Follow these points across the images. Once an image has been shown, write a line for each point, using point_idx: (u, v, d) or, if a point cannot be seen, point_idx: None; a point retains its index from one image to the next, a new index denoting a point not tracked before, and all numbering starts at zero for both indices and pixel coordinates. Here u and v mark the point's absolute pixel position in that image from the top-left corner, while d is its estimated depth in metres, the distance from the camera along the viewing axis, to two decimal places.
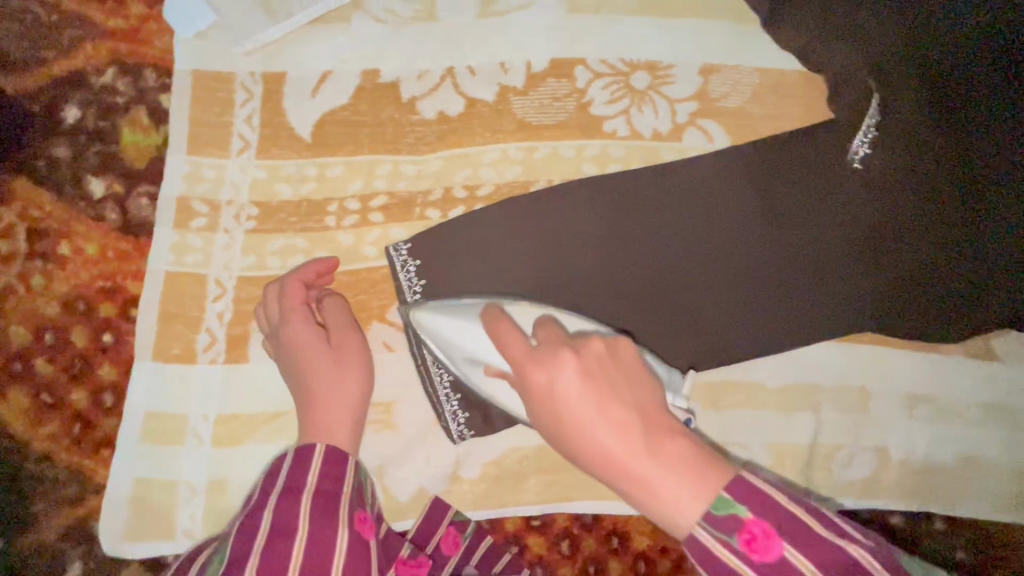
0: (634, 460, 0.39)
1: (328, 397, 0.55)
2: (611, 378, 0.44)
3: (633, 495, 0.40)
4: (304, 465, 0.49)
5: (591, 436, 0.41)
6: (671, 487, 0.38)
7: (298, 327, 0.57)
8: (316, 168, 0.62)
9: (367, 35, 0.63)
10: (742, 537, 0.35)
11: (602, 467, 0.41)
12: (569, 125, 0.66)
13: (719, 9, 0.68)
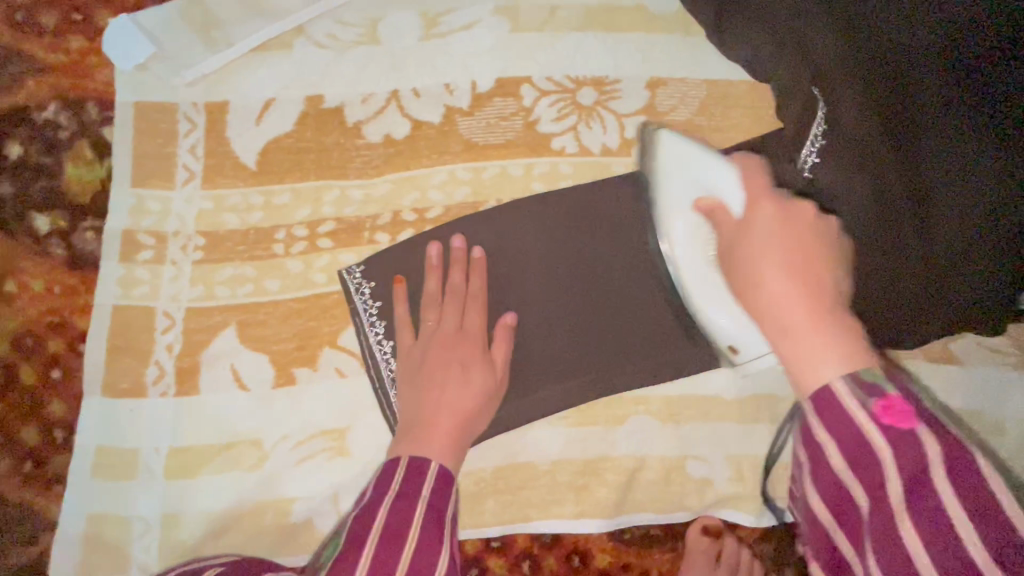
0: (801, 312, 0.40)
1: (442, 412, 0.55)
2: (803, 244, 0.44)
3: (779, 347, 0.40)
4: (421, 474, 0.50)
5: (775, 284, 0.42)
6: (824, 343, 0.38)
7: (432, 347, 0.58)
8: (261, 196, 0.62)
9: (310, 62, 0.63)
10: (880, 402, 0.35)
11: (766, 317, 0.42)
12: (517, 143, 0.65)
13: (664, 23, 0.68)
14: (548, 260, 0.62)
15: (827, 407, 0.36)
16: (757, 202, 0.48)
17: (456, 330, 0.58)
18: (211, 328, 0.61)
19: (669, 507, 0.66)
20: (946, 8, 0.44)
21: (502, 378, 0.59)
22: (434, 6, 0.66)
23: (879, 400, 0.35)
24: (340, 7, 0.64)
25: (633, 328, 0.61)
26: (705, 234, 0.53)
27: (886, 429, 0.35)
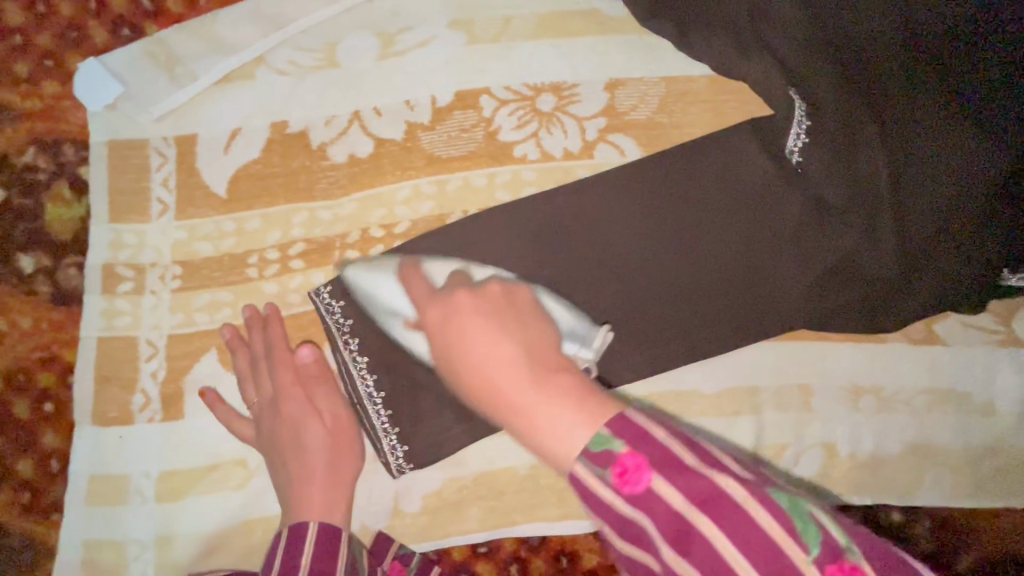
0: (519, 380, 0.40)
1: (309, 466, 0.58)
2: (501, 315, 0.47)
3: (537, 424, 0.38)
4: (299, 540, 0.51)
5: (495, 358, 0.43)
6: (563, 412, 0.37)
7: (278, 409, 0.60)
8: (234, 223, 0.64)
9: (273, 89, 0.65)
10: (616, 470, 0.34)
11: (503, 402, 0.40)
12: (479, 154, 0.66)
13: (617, 26, 0.69)
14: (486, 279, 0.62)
15: (586, 493, 0.34)
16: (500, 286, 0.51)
17: (272, 395, 0.60)
18: (193, 354, 0.63)
19: None
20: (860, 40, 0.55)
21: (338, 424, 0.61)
22: (389, 25, 0.67)
23: (615, 467, 0.34)
24: (299, 34, 0.66)
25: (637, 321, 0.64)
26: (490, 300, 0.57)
27: (634, 498, 0.33)
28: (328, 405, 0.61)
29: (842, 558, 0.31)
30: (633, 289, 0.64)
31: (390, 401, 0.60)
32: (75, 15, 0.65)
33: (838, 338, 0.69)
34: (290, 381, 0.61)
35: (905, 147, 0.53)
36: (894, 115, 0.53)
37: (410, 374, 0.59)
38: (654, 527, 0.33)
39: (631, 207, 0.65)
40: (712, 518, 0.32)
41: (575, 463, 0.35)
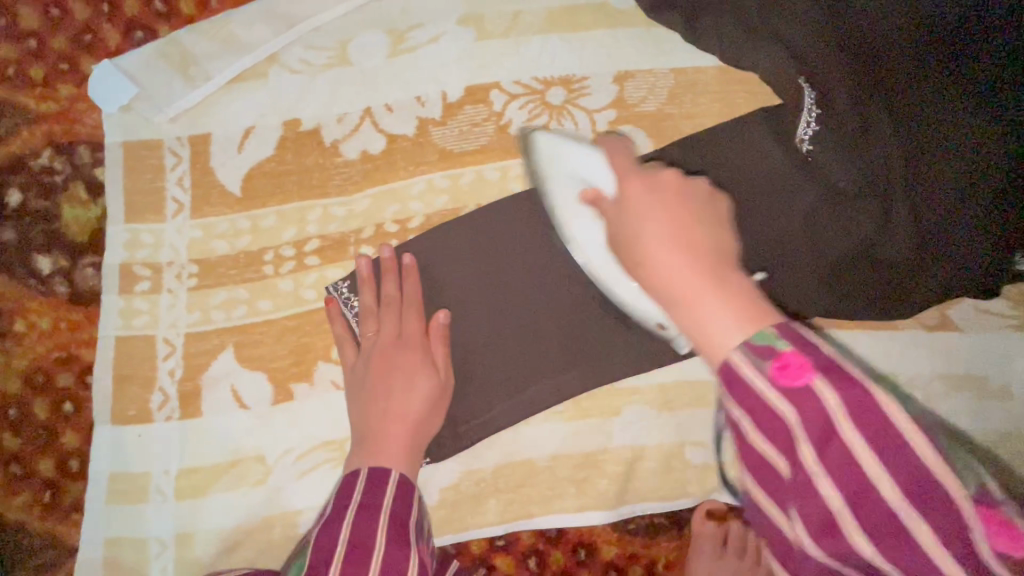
0: (688, 276, 0.40)
1: (390, 420, 0.57)
2: (694, 213, 0.46)
3: (682, 322, 0.39)
4: (381, 484, 0.52)
5: (659, 261, 0.42)
6: (717, 303, 0.37)
7: (371, 358, 0.60)
8: (249, 221, 0.64)
9: (286, 88, 0.66)
10: (776, 362, 0.33)
11: (663, 288, 0.41)
12: (491, 148, 0.67)
13: (625, 19, 0.70)
14: (493, 269, 0.63)
15: (737, 381, 0.34)
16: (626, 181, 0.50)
17: (396, 337, 0.60)
18: (210, 352, 0.63)
19: (671, 494, 0.66)
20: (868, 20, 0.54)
21: (446, 382, 0.60)
22: (399, 23, 0.68)
23: (776, 359, 0.33)
24: (310, 33, 0.66)
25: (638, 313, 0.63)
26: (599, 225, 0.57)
27: (788, 392, 0.33)
28: (446, 360, 0.60)
29: (994, 505, 0.31)
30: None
31: None
32: (89, 18, 0.66)
33: (851, 327, 0.69)
34: (418, 333, 0.60)
35: (917, 126, 0.53)
36: (903, 99, 0.53)
37: None
38: (802, 428, 0.33)
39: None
40: (859, 425, 0.32)
41: (733, 352, 0.34)
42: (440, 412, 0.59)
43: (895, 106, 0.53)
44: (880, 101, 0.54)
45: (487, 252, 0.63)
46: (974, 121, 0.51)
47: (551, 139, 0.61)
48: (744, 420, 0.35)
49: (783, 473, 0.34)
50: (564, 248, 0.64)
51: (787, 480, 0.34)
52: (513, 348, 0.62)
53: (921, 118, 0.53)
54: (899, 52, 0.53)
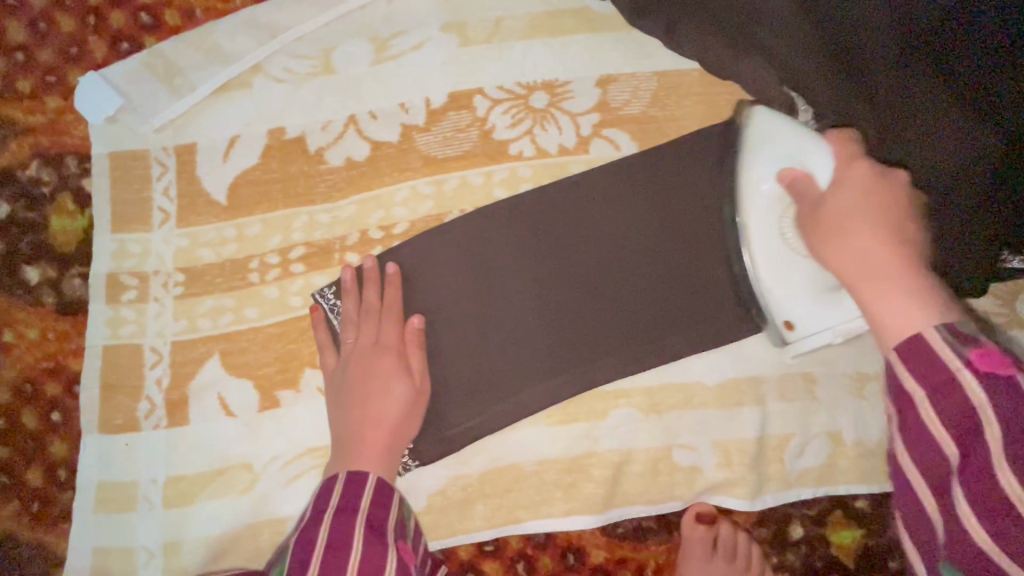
0: (896, 261, 0.48)
1: (369, 427, 0.59)
2: (886, 209, 0.50)
3: (870, 301, 0.49)
4: (358, 486, 0.53)
5: (852, 243, 0.50)
6: (907, 285, 0.47)
7: (352, 361, 0.61)
8: (234, 229, 0.65)
9: (271, 97, 0.66)
10: (973, 350, 0.41)
11: (858, 270, 0.50)
12: (475, 153, 0.67)
13: (607, 23, 0.70)
14: (473, 274, 0.64)
15: (925, 359, 0.43)
16: (853, 170, 0.52)
17: (374, 344, 0.61)
18: (196, 360, 0.63)
19: (659, 498, 0.65)
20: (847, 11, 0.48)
21: (423, 389, 0.61)
22: (382, 31, 0.68)
23: (974, 349, 0.41)
24: (295, 42, 0.67)
25: (618, 317, 0.64)
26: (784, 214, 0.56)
27: (987, 378, 0.41)
28: (422, 367, 0.61)
29: None
30: (633, 284, 0.64)
31: None
32: (76, 31, 0.66)
33: None
34: (396, 339, 0.61)
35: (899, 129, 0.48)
36: (889, 92, 0.47)
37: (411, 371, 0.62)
38: (983, 406, 0.40)
39: (633, 201, 0.66)
40: (990, 399, 0.40)
41: (933, 329, 0.43)
42: (417, 414, 0.61)
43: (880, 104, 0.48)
44: (863, 101, 0.49)
45: (468, 257, 0.64)
46: (971, 120, 0.45)
47: (770, 117, 0.57)
48: (924, 399, 0.43)
49: (948, 457, 0.42)
50: (551, 251, 0.64)
51: (950, 459, 0.42)
52: (495, 353, 0.62)
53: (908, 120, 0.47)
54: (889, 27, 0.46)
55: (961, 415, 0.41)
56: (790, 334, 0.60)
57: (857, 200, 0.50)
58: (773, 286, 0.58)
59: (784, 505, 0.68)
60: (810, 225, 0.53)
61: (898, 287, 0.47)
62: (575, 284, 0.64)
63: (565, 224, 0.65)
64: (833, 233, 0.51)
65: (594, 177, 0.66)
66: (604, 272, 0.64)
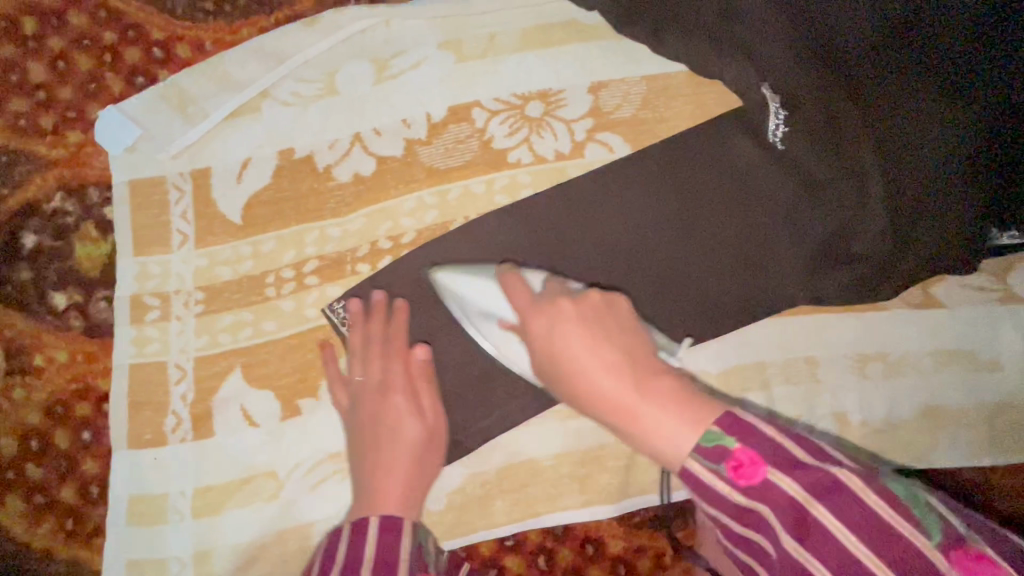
0: (625, 396, 0.47)
1: (382, 470, 0.58)
2: (606, 328, 0.54)
3: (641, 436, 0.45)
4: (362, 535, 0.51)
5: (604, 387, 0.49)
6: (667, 413, 0.43)
7: (364, 400, 0.62)
8: (250, 247, 0.68)
9: (280, 121, 0.69)
10: (729, 465, 0.39)
11: (608, 412, 0.48)
12: (476, 163, 0.70)
13: (595, 32, 0.73)
14: (437, 298, 0.66)
15: (700, 486, 0.40)
16: (556, 304, 0.56)
17: (377, 383, 0.62)
18: (219, 374, 0.66)
19: (673, 486, 0.67)
20: (824, 30, 0.59)
21: (438, 423, 0.62)
22: (382, 51, 0.71)
23: (729, 462, 0.39)
24: (299, 67, 0.70)
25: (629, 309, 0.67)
26: (515, 346, 0.60)
27: (747, 489, 0.38)
28: (433, 406, 0.62)
29: (966, 544, 0.34)
30: (645, 275, 0.68)
31: None
32: (94, 69, 0.70)
33: (839, 312, 0.71)
34: (374, 380, 0.63)
35: (887, 116, 0.56)
36: (874, 90, 0.57)
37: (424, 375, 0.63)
38: (774, 515, 0.37)
39: (626, 204, 0.69)
40: (835, 513, 0.36)
41: (689, 460, 0.40)
42: (430, 457, 0.60)
43: (866, 97, 0.57)
44: (852, 94, 0.57)
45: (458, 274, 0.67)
46: (943, 105, 0.55)
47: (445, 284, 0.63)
48: (730, 518, 0.40)
49: (771, 554, 0.39)
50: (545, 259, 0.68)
51: (772, 556, 0.39)
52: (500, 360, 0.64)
53: (891, 108, 0.56)
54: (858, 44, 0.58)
55: (759, 518, 0.39)
56: None
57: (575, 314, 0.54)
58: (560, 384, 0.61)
59: None
60: (548, 368, 0.55)
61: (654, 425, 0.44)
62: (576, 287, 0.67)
63: (577, 222, 0.69)
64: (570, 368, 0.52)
65: (599, 177, 0.69)
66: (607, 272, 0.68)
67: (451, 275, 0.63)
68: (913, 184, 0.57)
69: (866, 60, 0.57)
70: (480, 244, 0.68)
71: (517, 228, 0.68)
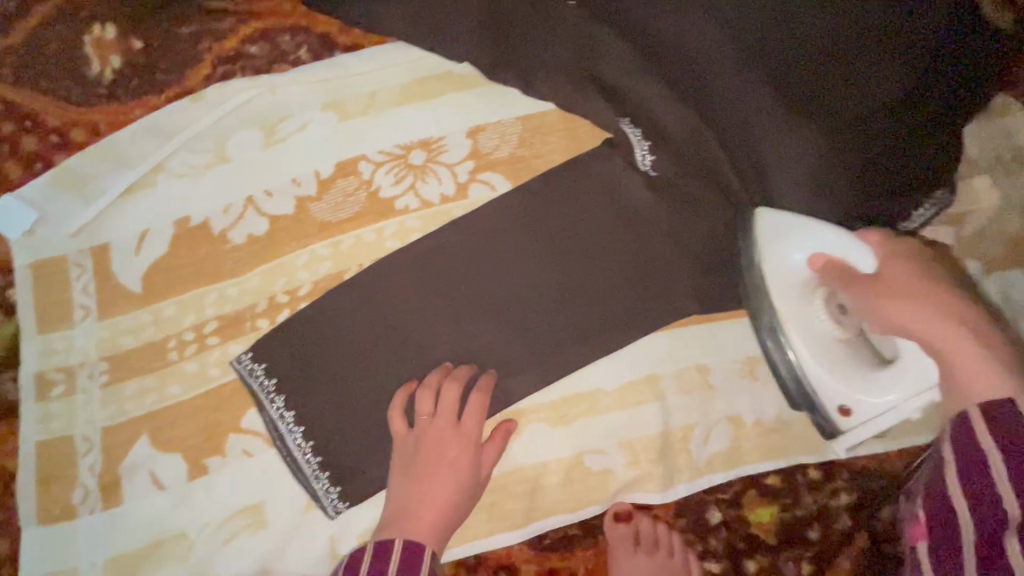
0: (946, 325, 0.56)
1: (426, 500, 0.66)
2: (921, 289, 0.59)
3: (959, 361, 0.53)
4: (386, 554, 0.61)
5: (907, 310, 0.58)
6: (976, 354, 0.52)
7: (428, 438, 0.67)
8: (151, 314, 0.70)
9: (174, 192, 0.73)
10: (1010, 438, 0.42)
11: (926, 329, 0.57)
12: (365, 213, 0.74)
13: (469, 80, 0.78)
14: (347, 339, 0.70)
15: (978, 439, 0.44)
16: (874, 250, 0.63)
17: (452, 425, 0.68)
18: (126, 441, 0.68)
19: (577, 505, 0.69)
20: (678, 67, 0.72)
21: (485, 465, 0.69)
22: (270, 118, 0.76)
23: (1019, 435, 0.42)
24: (190, 140, 0.74)
25: (526, 334, 0.71)
26: (817, 304, 0.68)
27: (1008, 458, 0.41)
28: (490, 452, 0.69)
29: None
30: (543, 296, 0.72)
31: (319, 448, 0.68)
32: None
33: (726, 317, 0.75)
34: (430, 427, 0.68)
35: (748, 129, 0.70)
36: (735, 108, 0.70)
37: (333, 417, 0.68)
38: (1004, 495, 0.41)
39: (519, 234, 0.74)
40: None
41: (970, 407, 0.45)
42: (474, 495, 0.68)
43: (726, 116, 0.71)
44: (711, 116, 0.71)
45: (364, 315, 0.70)
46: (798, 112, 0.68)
47: (772, 219, 0.68)
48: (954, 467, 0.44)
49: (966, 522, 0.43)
50: (445, 291, 0.72)
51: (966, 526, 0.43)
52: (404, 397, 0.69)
53: (751, 121, 0.70)
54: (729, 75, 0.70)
55: (984, 494, 0.42)
56: (845, 421, 0.67)
57: (906, 268, 0.61)
58: (812, 364, 0.67)
59: (698, 493, 0.72)
60: (864, 288, 0.62)
61: (972, 344, 0.53)
62: (476, 317, 0.71)
63: (476, 256, 0.73)
64: (895, 295, 0.60)
65: (481, 216, 0.74)
66: (504, 300, 0.72)
67: (776, 217, 0.68)
68: (782, 181, 0.71)
69: (721, 86, 0.70)
70: (382, 283, 0.71)
71: (416, 266, 0.72)
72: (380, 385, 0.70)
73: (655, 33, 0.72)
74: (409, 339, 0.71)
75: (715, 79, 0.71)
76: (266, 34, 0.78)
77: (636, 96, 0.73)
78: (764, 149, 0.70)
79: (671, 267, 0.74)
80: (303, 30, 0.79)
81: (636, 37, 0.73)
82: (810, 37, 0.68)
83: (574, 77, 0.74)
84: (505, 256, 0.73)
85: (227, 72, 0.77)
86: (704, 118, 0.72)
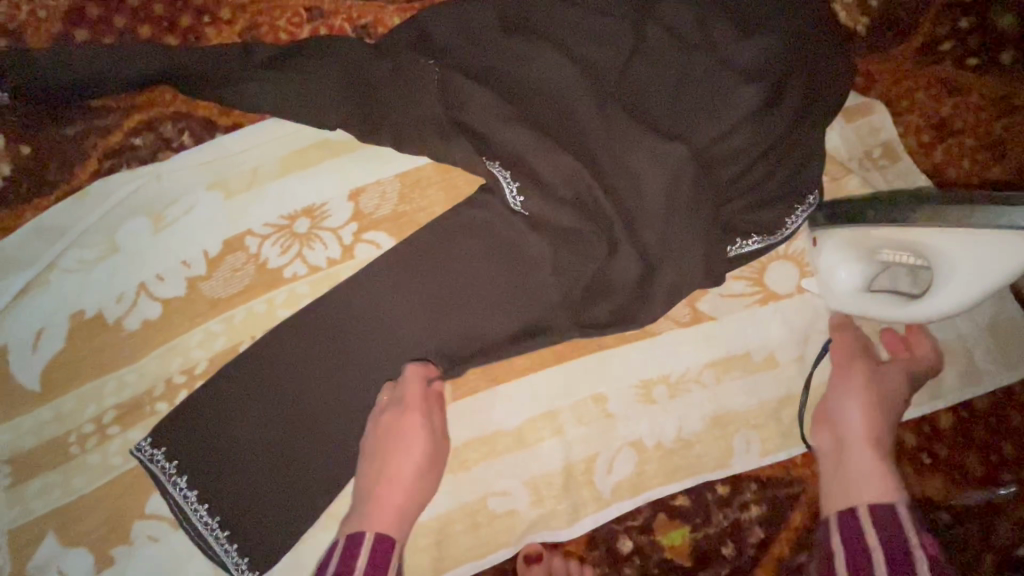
0: (878, 453, 0.66)
1: (394, 478, 0.65)
2: (880, 412, 0.70)
3: (853, 474, 0.65)
4: (354, 552, 0.56)
5: (851, 415, 0.70)
6: (875, 465, 0.64)
7: (399, 413, 0.68)
8: (51, 410, 0.72)
9: (67, 288, 0.75)
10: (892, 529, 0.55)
11: (847, 437, 0.69)
12: (255, 285, 0.76)
13: (347, 144, 0.82)
14: (244, 413, 0.71)
15: (852, 522, 0.58)
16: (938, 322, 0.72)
17: (422, 400, 0.68)
18: (33, 541, 0.69)
19: (486, 550, 0.70)
20: (537, 105, 0.74)
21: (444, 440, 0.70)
22: (156, 205, 0.78)
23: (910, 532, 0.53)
24: (79, 235, 0.77)
25: None
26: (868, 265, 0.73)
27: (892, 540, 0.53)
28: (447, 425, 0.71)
29: None
30: (433, 345, 0.74)
31: (227, 525, 0.68)
32: None
33: (616, 343, 0.76)
34: (399, 402, 0.69)
35: (612, 155, 0.71)
36: (597, 137, 0.72)
37: (239, 492, 0.69)
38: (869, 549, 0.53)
39: (409, 282, 0.75)
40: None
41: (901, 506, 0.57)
42: (435, 473, 0.69)
43: (589, 145, 0.72)
44: (576, 146, 0.73)
45: (257, 387, 0.72)
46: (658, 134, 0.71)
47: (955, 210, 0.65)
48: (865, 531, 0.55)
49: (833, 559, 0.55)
50: (335, 353, 0.73)
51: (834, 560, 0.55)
52: (306, 461, 0.71)
53: (614, 146, 0.71)
54: (590, 105, 0.72)
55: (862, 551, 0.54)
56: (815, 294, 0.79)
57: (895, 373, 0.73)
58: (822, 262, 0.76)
59: (608, 523, 0.72)
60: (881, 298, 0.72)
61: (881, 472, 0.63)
62: (367, 376, 0.73)
63: (364, 315, 0.74)
64: (865, 388, 0.71)
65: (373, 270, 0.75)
66: (394, 355, 0.73)
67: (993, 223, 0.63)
68: (650, 205, 0.71)
69: (580, 118, 0.73)
70: (273, 353, 0.72)
71: (305, 330, 0.73)
72: (280, 454, 0.70)
73: (514, 77, 0.75)
74: (305, 405, 0.72)
75: (577, 108, 0.73)
76: (149, 124, 0.81)
77: (502, 129, 0.73)
78: (630, 174, 0.71)
79: (557, 303, 0.75)
80: (184, 116, 0.82)
81: (496, 82, 0.76)
82: (658, 70, 0.74)
83: (434, 126, 0.75)
84: (392, 311, 0.74)
85: (114, 166, 0.81)
86: (568, 149, 0.73)
